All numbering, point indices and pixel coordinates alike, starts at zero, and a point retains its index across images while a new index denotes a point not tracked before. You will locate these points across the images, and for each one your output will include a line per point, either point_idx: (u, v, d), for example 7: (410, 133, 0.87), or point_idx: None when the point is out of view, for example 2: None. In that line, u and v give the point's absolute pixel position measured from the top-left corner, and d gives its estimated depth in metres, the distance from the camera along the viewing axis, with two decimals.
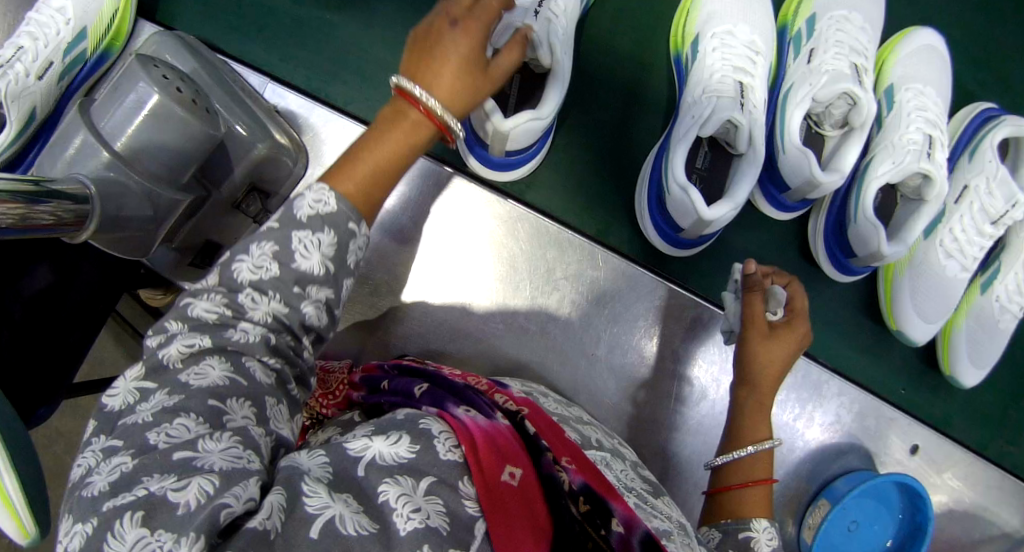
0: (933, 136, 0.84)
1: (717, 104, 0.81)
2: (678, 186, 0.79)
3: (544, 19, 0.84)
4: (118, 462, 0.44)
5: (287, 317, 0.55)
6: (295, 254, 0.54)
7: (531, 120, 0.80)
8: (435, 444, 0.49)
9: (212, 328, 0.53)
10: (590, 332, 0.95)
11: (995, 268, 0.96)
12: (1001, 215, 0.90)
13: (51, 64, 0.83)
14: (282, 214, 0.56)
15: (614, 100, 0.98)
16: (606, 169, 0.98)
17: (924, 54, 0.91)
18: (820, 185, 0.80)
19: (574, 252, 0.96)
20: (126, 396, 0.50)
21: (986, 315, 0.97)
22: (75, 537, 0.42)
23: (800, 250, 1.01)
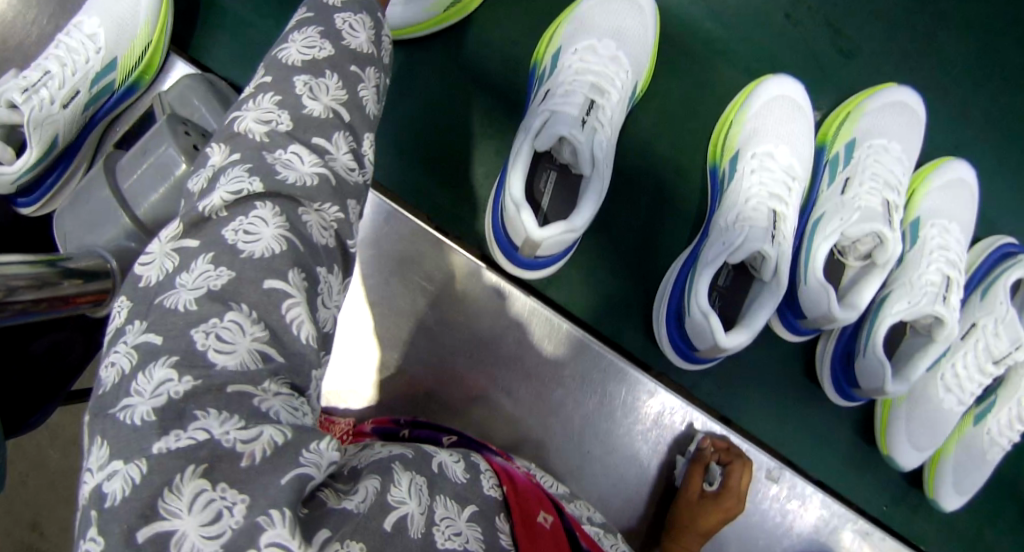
0: (951, 277, 0.85)
1: (750, 233, 0.77)
2: (700, 314, 0.76)
3: (589, 129, 0.78)
4: (163, 378, 0.43)
5: (341, 107, 0.60)
6: (342, 32, 0.63)
7: (567, 232, 0.75)
8: (481, 479, 0.54)
9: (258, 158, 0.54)
10: (589, 432, 0.90)
11: (991, 402, 0.94)
12: (1004, 356, 0.90)
13: (77, 92, 0.80)
14: (315, 10, 0.65)
15: (646, 198, 0.93)
16: (615, 259, 0.93)
17: (951, 188, 0.91)
18: (837, 320, 0.79)
19: (583, 352, 0.91)
20: (163, 262, 0.49)
21: (975, 445, 0.95)
22: (115, 476, 0.40)
23: (805, 368, 0.98)
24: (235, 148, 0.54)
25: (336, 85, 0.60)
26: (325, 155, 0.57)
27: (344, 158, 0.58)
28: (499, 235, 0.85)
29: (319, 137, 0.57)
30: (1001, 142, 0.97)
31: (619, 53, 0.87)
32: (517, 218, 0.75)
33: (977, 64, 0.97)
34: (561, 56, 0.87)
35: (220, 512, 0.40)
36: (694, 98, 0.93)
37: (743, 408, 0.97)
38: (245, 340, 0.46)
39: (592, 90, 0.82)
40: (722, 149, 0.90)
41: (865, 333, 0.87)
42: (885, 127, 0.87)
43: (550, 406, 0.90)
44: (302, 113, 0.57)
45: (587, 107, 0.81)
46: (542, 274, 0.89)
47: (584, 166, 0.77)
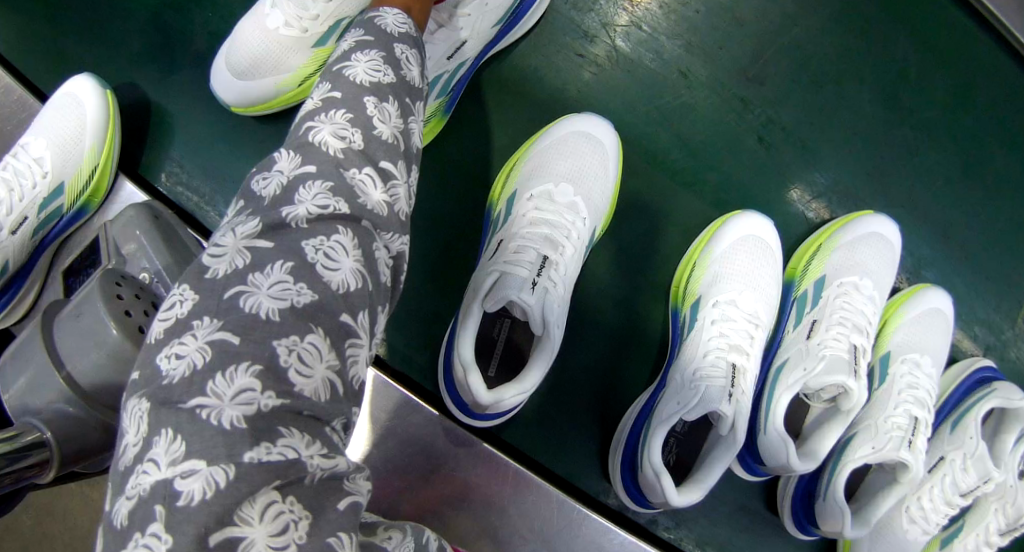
0: (919, 418, 0.85)
1: (707, 391, 0.77)
2: (653, 472, 0.76)
3: (542, 291, 0.73)
4: (244, 387, 0.45)
5: (400, 135, 0.59)
6: (402, 62, 0.62)
7: (517, 394, 0.75)
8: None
9: (335, 174, 0.54)
10: None
11: (958, 526, 0.95)
12: (971, 489, 0.89)
13: (25, 218, 0.79)
14: (371, 30, 0.63)
15: (617, 319, 0.88)
16: (575, 385, 0.88)
17: (923, 323, 0.91)
18: (795, 470, 0.80)
19: (534, 493, 0.85)
20: (234, 260, 0.49)
21: None
22: (195, 475, 0.43)
23: (767, 503, 0.93)
24: (310, 160, 0.55)
25: (395, 113, 0.59)
26: (389, 180, 0.57)
27: (405, 186, 0.58)
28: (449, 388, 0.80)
29: (388, 161, 0.57)
30: (981, 259, 0.97)
31: (577, 200, 0.79)
32: (465, 381, 0.74)
33: (959, 178, 0.96)
34: (515, 204, 0.79)
35: (288, 524, 0.43)
36: (669, 216, 0.89)
37: (716, 535, 0.92)
38: (322, 367, 0.48)
39: (546, 244, 0.76)
40: (684, 293, 0.85)
41: (825, 478, 0.85)
42: (860, 263, 0.87)
43: (499, 541, 0.84)
44: (373, 133, 0.57)
45: (540, 266, 0.74)
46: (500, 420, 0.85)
47: (536, 327, 0.74)
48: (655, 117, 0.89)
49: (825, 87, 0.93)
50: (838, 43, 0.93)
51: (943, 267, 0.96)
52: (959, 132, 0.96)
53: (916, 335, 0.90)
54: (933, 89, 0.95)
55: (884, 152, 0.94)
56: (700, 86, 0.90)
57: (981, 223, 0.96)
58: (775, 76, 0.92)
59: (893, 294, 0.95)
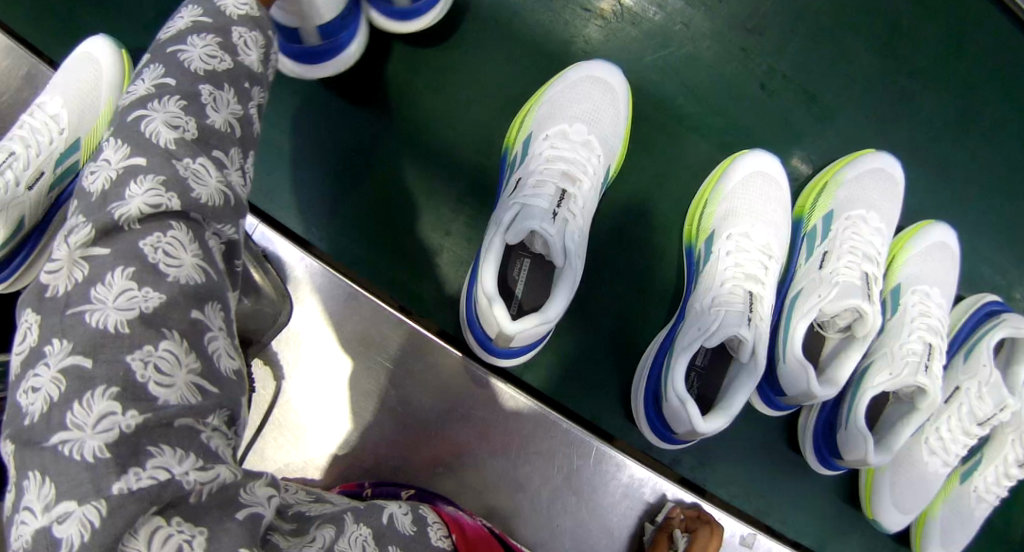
0: (933, 344, 0.86)
1: (726, 317, 0.78)
2: (677, 398, 0.77)
3: (561, 221, 0.76)
4: (106, 412, 0.44)
5: (236, 122, 0.59)
6: (238, 48, 0.62)
7: (539, 325, 0.75)
8: (428, 530, 0.62)
9: (166, 166, 0.52)
10: (557, 505, 0.85)
11: (976, 460, 0.97)
12: (989, 418, 0.90)
13: (41, 173, 0.81)
14: (210, 11, 0.63)
15: (631, 263, 0.90)
16: (592, 330, 0.89)
17: (930, 255, 0.93)
18: (817, 397, 0.81)
19: (555, 434, 0.86)
20: (72, 270, 0.48)
21: (963, 504, 0.96)
22: (70, 519, 0.43)
23: (789, 442, 0.94)
24: (140, 152, 0.52)
25: (231, 102, 0.59)
26: (223, 168, 0.56)
27: (238, 173, 0.57)
28: (474, 328, 0.80)
29: (219, 151, 0.56)
30: (983, 201, 0.99)
31: (591, 138, 0.82)
32: (490, 312, 0.75)
33: (955, 123, 0.98)
34: (531, 143, 0.82)
35: (180, 546, 0.45)
36: (677, 163, 0.91)
37: (739, 475, 0.93)
38: (183, 372, 0.47)
39: (564, 178, 0.78)
40: (698, 230, 0.88)
41: (846, 406, 0.87)
42: (866, 197, 0.89)
43: (519, 482, 0.85)
44: (206, 123, 0.56)
45: (558, 198, 0.77)
46: (521, 360, 0.84)
47: (557, 258, 0.76)
48: (661, 67, 0.92)
49: (825, 35, 0.96)
50: None
51: (948, 209, 0.98)
52: (958, 77, 0.98)
53: (924, 267, 0.93)
54: (932, 36, 0.98)
55: (884, 98, 0.97)
56: (702, 37, 0.93)
57: (979, 166, 0.99)
58: (775, 26, 0.95)
59: (898, 232, 0.97)
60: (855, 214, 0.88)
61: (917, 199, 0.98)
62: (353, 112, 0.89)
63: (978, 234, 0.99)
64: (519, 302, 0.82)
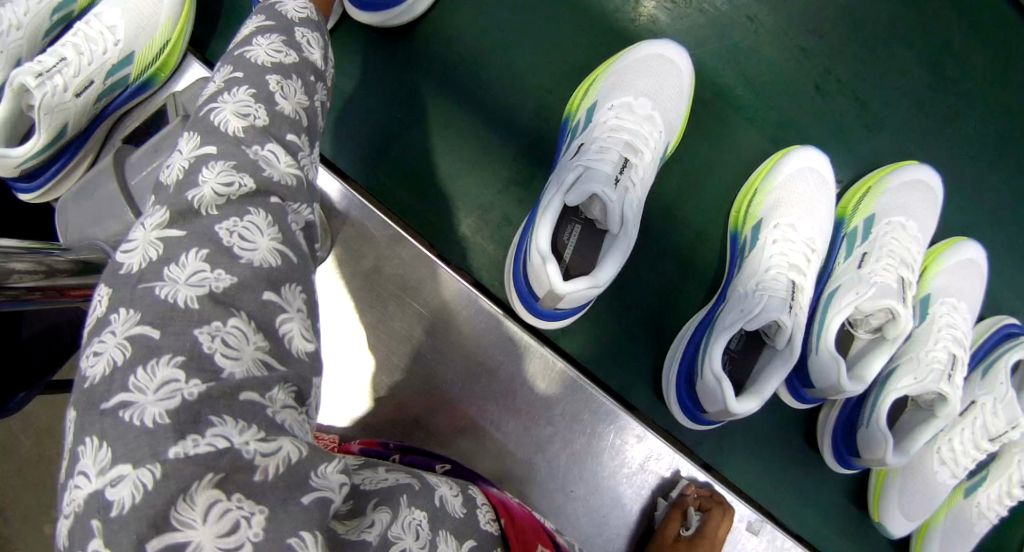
0: (957, 356, 0.88)
1: (768, 302, 0.80)
2: (713, 376, 0.78)
3: (622, 188, 0.77)
4: (172, 381, 0.46)
5: (302, 111, 0.62)
6: (302, 45, 0.65)
7: (589, 288, 0.76)
8: (477, 514, 0.58)
9: (236, 153, 0.55)
10: (575, 470, 0.85)
11: (982, 477, 0.99)
12: (1000, 434, 0.93)
13: (91, 82, 0.80)
14: (269, 13, 0.66)
15: (674, 245, 0.91)
16: (629, 307, 0.90)
17: (961, 270, 0.95)
18: (845, 392, 0.83)
19: (579, 400, 0.86)
20: (146, 250, 0.51)
21: (964, 518, 0.99)
22: (124, 481, 0.43)
23: (806, 436, 0.95)
24: (211, 141, 0.55)
25: (298, 98, 0.61)
26: (293, 154, 0.59)
27: (309, 160, 0.61)
28: (520, 286, 0.81)
29: (291, 136, 0.59)
30: (1012, 227, 1.01)
31: (654, 113, 0.83)
32: (541, 269, 0.75)
33: (995, 147, 1.01)
34: (596, 111, 0.83)
35: (237, 522, 0.44)
36: (729, 152, 0.92)
37: (753, 466, 0.94)
38: (249, 348, 0.50)
39: (626, 148, 0.80)
40: (744, 217, 0.89)
41: (869, 406, 0.89)
42: (907, 205, 0.92)
43: (539, 443, 0.85)
44: (276, 109, 0.59)
45: (620, 166, 0.78)
46: (560, 325, 0.85)
47: (613, 224, 0.77)
48: (721, 57, 0.94)
49: (880, 47, 0.98)
50: (893, 9, 0.98)
51: (977, 231, 1.01)
52: (1002, 101, 1.01)
53: (954, 280, 0.95)
54: (980, 60, 1.00)
55: (929, 114, 0.99)
56: (764, 33, 0.95)
57: (1015, 191, 1.01)
58: (833, 32, 0.97)
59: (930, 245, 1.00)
60: (895, 219, 0.90)
61: (950, 217, 1.01)
62: (417, 64, 0.89)
63: (1005, 258, 1.02)
64: (567, 266, 0.82)
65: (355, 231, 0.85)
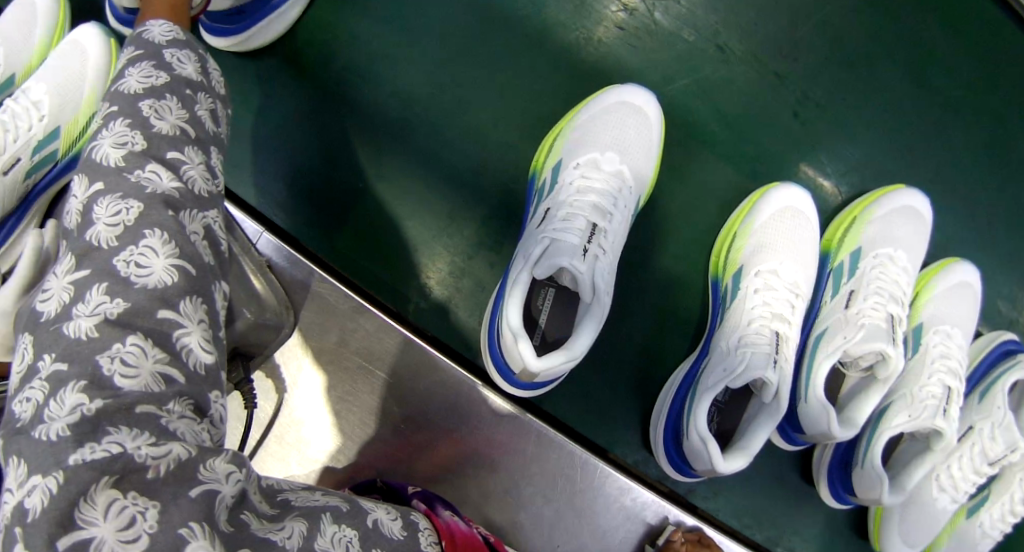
0: (952, 387, 0.86)
1: (752, 358, 0.77)
2: (699, 438, 0.76)
3: (592, 256, 0.74)
4: (74, 401, 0.45)
5: (186, 124, 0.58)
6: (172, 64, 0.59)
7: (565, 361, 0.74)
8: (419, 536, 0.55)
9: (120, 181, 0.53)
10: (559, 526, 0.82)
11: (983, 496, 0.97)
12: (998, 458, 0.91)
13: (17, 160, 0.74)
14: (134, 41, 0.61)
15: (657, 293, 0.87)
16: (614, 361, 0.87)
17: (955, 295, 0.92)
18: (836, 438, 0.81)
19: (559, 457, 0.83)
20: (60, 295, 0.49)
21: (967, 539, 0.97)
22: (35, 490, 0.42)
23: (802, 473, 0.94)
24: (97, 176, 0.53)
25: (177, 114, 0.57)
26: (178, 168, 0.55)
27: (199, 167, 0.57)
28: (496, 359, 0.78)
29: (173, 151, 0.55)
30: (1008, 242, 0.98)
31: (623, 168, 0.80)
32: (514, 348, 0.73)
33: (987, 161, 0.97)
34: (561, 171, 0.80)
35: (134, 517, 0.42)
36: (708, 190, 0.89)
37: (749, 506, 0.93)
38: (149, 362, 0.47)
39: (594, 212, 0.77)
40: (724, 263, 0.86)
41: (863, 446, 0.87)
42: (895, 236, 0.88)
43: (519, 501, 0.82)
44: (153, 131, 0.55)
45: (589, 232, 0.76)
46: (540, 391, 0.83)
47: (585, 293, 0.74)
48: (694, 90, 0.89)
49: (861, 65, 0.94)
50: (873, 26, 0.94)
51: (972, 248, 0.97)
52: (992, 114, 0.97)
53: (949, 304, 0.92)
54: (968, 72, 0.96)
55: (912, 127, 0.95)
56: (738, 63, 0.90)
57: (1010, 206, 0.98)
58: (810, 54, 0.92)
59: (922, 267, 0.97)
60: (882, 252, 0.87)
61: (943, 237, 0.97)
62: (373, 122, 0.86)
63: (1002, 274, 0.98)
64: (542, 332, 0.80)
65: (316, 302, 0.81)
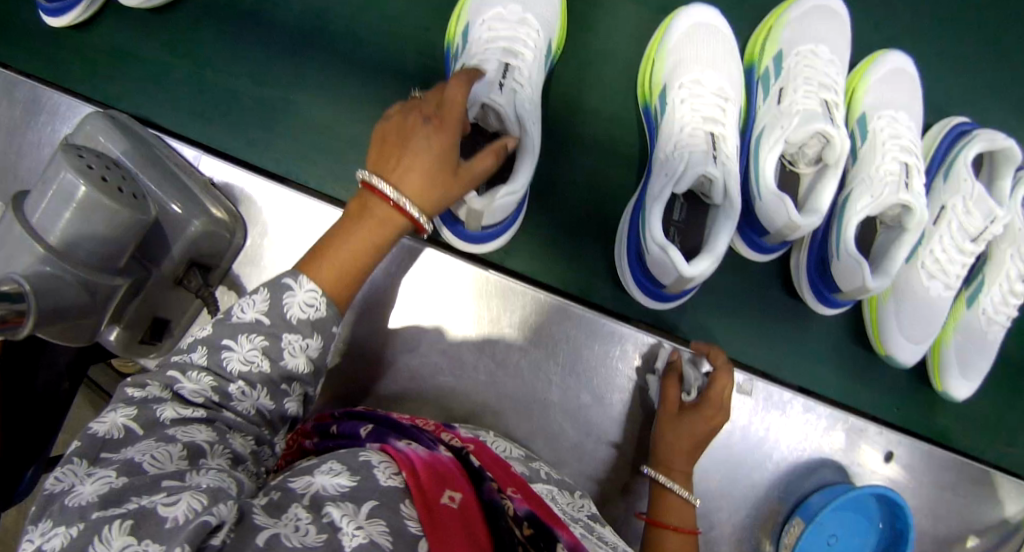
0: (909, 164, 0.85)
1: (691, 159, 0.77)
2: (658, 246, 0.75)
3: (509, 91, 0.77)
4: (104, 478, 0.51)
5: (263, 411, 0.65)
6: (284, 352, 0.64)
7: (508, 195, 0.75)
8: (376, 473, 0.57)
9: (191, 394, 0.62)
10: (540, 376, 0.84)
11: (979, 282, 0.94)
12: (981, 232, 0.89)
13: None
14: (271, 305, 0.65)
15: (598, 138, 0.88)
16: (570, 211, 0.87)
17: (890, 80, 0.92)
18: (798, 228, 0.79)
19: (526, 307, 0.84)
20: (114, 428, 0.57)
21: (974, 329, 0.94)
22: (55, 535, 0.47)
23: (786, 287, 0.92)
24: (174, 399, 0.61)
25: (258, 391, 0.64)
26: (237, 402, 0.63)
27: (246, 440, 0.62)
28: (443, 215, 0.79)
29: (236, 383, 0.63)
30: (936, 29, 0.99)
31: (527, 15, 0.83)
32: None
33: None
34: (470, 31, 0.83)
35: None
36: (627, 31, 0.90)
37: (742, 336, 0.91)
38: (173, 464, 0.54)
39: (505, 55, 0.80)
40: (650, 88, 0.87)
41: (835, 237, 0.85)
42: (813, 32, 0.89)
43: (499, 360, 0.84)
44: (228, 390, 0.63)
45: (502, 71, 0.79)
46: (498, 246, 0.84)
47: (512, 129, 0.77)
48: None
49: None
50: None
51: (902, 43, 0.98)
52: None
53: (887, 91, 0.92)
54: None
55: None
56: None
57: None
58: None
59: (854, 66, 0.96)
60: (803, 47, 0.87)
61: (870, 38, 0.98)
62: (295, 41, 0.90)
63: (938, 62, 0.99)
64: (485, 184, 0.82)
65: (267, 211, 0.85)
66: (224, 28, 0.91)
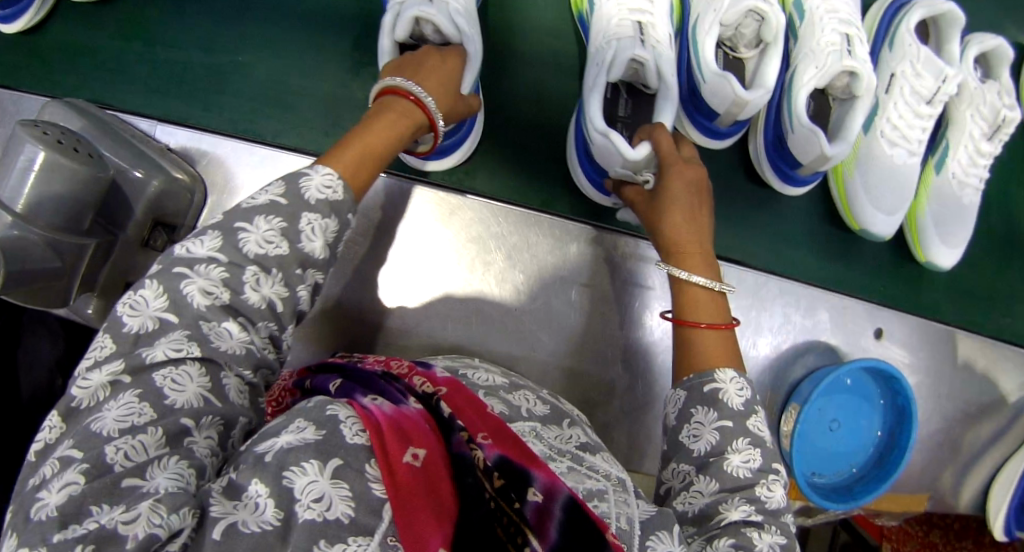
0: (850, 34, 0.84)
1: (620, 45, 0.78)
2: (599, 133, 0.74)
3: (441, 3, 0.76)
4: (71, 477, 0.47)
5: (279, 303, 0.58)
6: (302, 235, 0.58)
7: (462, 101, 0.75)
8: (341, 429, 0.52)
9: (192, 319, 0.54)
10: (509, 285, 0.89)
11: (944, 147, 0.92)
12: (935, 94, 0.87)
13: None
14: (289, 188, 0.59)
15: (541, 55, 0.89)
16: (524, 128, 0.88)
17: None
18: (747, 104, 0.78)
19: (490, 221, 0.88)
20: (97, 391, 0.51)
21: (948, 194, 0.92)
22: None
23: (749, 174, 0.93)
24: (175, 314, 0.54)
25: (274, 281, 0.57)
26: (247, 327, 0.56)
27: (240, 377, 0.56)
28: None
29: (229, 321, 0.55)
30: None
31: None
32: None
33: None
34: None
35: None
36: None
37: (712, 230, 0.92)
38: (149, 452, 0.50)
39: None
40: None
41: (786, 113, 0.84)
42: None
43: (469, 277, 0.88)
44: (242, 301, 0.56)
45: None
46: (460, 160, 0.85)
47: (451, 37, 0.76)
48: None
49: None
50: None
51: None
52: None
53: None
54: None
55: None
56: None
57: None
58: None
59: None
60: None
61: None
62: (236, 9, 0.93)
63: None
64: None
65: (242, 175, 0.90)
66: (168, 7, 0.94)
